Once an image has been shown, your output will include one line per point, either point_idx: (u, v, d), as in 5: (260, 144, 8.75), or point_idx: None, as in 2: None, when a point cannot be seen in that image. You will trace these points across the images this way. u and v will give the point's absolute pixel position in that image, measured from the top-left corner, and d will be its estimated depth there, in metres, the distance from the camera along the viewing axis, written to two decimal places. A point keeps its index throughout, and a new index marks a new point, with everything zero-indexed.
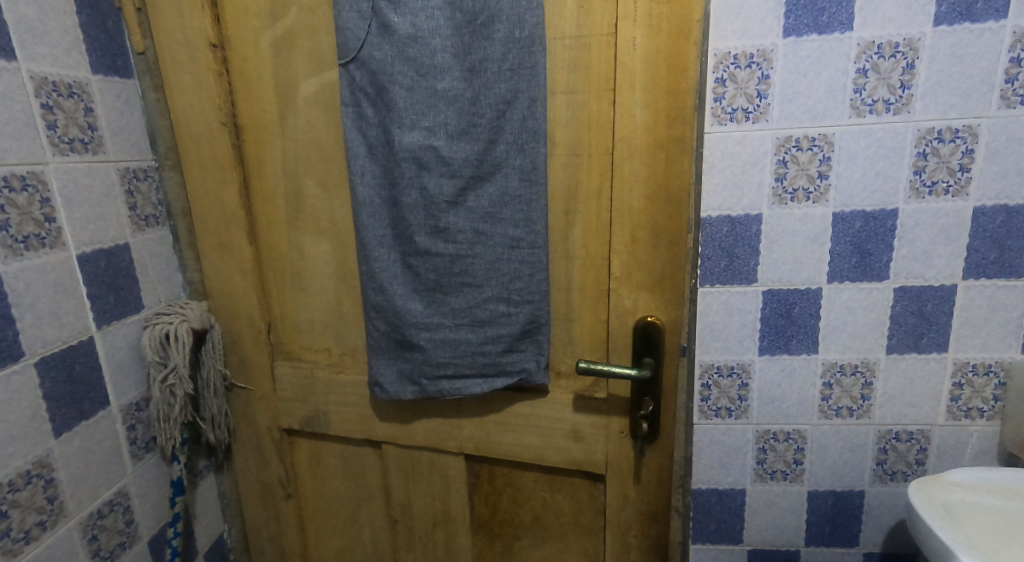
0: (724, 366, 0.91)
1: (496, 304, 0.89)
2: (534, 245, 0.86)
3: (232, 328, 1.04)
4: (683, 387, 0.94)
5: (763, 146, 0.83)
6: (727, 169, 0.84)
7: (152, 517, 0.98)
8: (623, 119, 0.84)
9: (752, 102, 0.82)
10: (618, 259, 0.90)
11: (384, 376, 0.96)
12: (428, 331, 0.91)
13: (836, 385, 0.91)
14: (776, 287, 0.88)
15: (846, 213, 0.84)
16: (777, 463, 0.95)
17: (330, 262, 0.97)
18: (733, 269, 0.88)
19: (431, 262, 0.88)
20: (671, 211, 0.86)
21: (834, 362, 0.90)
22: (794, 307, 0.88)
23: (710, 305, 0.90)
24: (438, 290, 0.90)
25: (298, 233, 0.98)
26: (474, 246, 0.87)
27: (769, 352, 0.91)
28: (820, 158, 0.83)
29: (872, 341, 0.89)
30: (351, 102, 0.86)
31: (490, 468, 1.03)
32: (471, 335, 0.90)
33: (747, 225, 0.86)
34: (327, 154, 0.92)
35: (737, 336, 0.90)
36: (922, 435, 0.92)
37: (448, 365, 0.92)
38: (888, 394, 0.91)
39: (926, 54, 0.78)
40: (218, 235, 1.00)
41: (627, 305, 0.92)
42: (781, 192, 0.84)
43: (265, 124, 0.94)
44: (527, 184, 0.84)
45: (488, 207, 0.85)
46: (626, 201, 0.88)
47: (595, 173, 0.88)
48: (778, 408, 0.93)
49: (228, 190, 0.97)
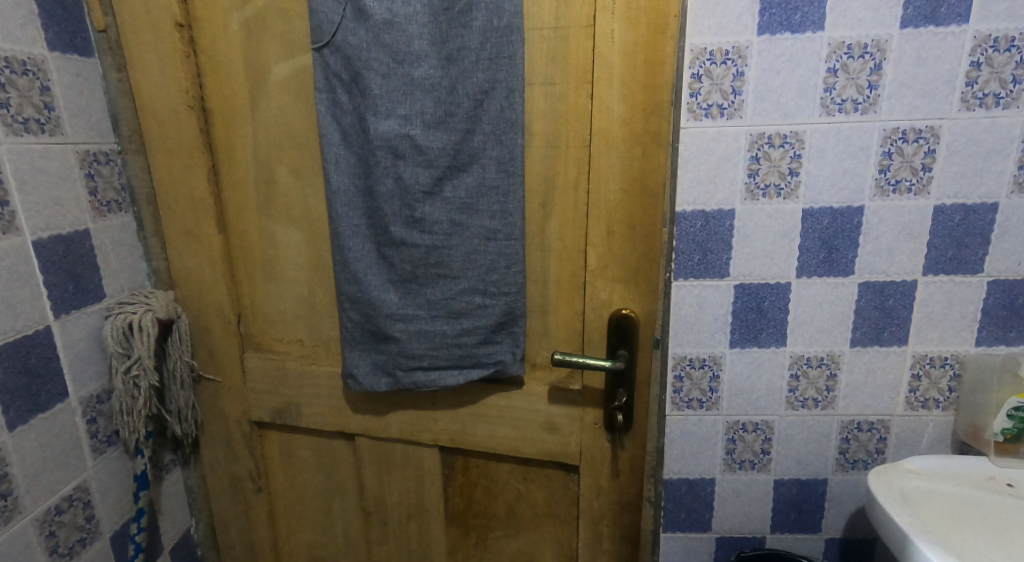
0: (697, 359, 0.99)
1: (472, 295, 0.88)
2: (510, 237, 0.86)
3: (201, 319, 1.01)
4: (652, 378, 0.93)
5: (738, 142, 0.88)
6: (702, 165, 0.89)
7: (114, 512, 0.95)
8: (600, 112, 0.83)
9: (727, 99, 0.86)
10: (594, 251, 0.88)
11: (357, 368, 0.94)
12: (402, 323, 0.90)
13: (802, 376, 0.99)
14: (746, 281, 0.95)
15: (815, 209, 0.90)
16: (745, 453, 1.03)
17: (303, 252, 0.96)
18: (707, 263, 0.94)
19: (406, 253, 0.88)
20: (647, 205, 0.85)
21: (802, 354, 0.98)
22: (764, 301, 0.96)
23: (683, 298, 0.96)
24: (413, 281, 0.89)
25: (270, 222, 0.96)
26: (450, 237, 0.86)
27: (740, 345, 0.98)
28: (791, 155, 0.88)
29: (838, 335, 0.97)
30: (325, 88, 0.84)
31: (464, 460, 1.02)
32: (447, 327, 0.90)
33: (721, 219, 0.91)
34: (300, 141, 0.90)
35: (709, 329, 0.97)
36: (882, 425, 1.00)
37: (422, 356, 0.91)
38: (851, 385, 0.99)
39: (892, 55, 0.83)
40: (186, 222, 0.97)
41: (603, 298, 0.89)
42: (753, 188, 0.90)
43: (236, 108, 0.91)
44: (504, 175, 0.83)
45: (465, 198, 0.84)
46: (603, 194, 0.86)
47: (573, 166, 0.87)
48: (747, 398, 1.01)
49: (196, 176, 0.94)
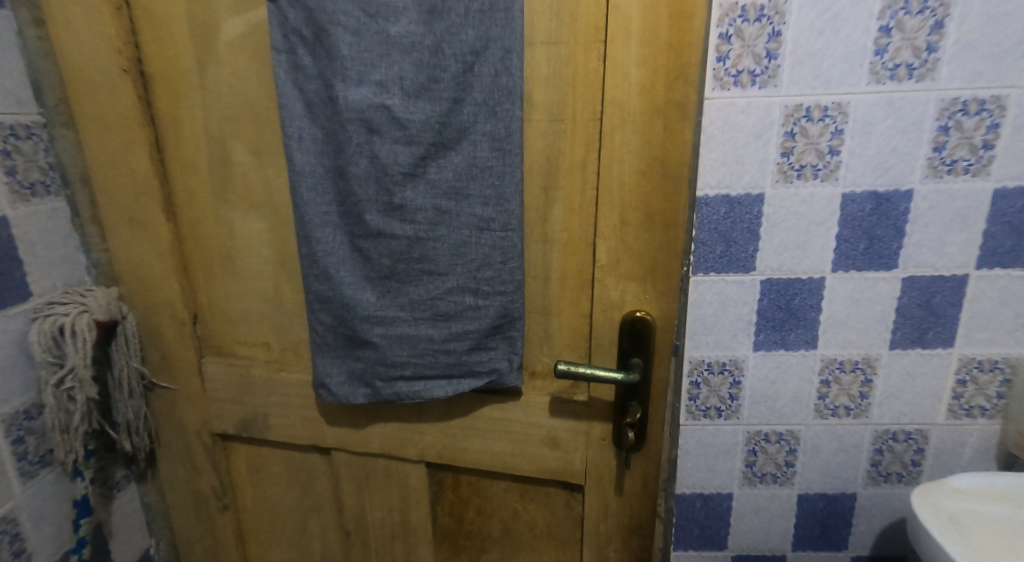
0: (715, 363, 0.88)
1: (462, 295, 0.76)
2: (506, 227, 0.72)
3: (151, 319, 0.88)
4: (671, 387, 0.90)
5: (771, 115, 0.76)
6: (728, 142, 0.77)
7: (50, 542, 0.83)
8: (614, 77, 0.70)
9: (759, 64, 0.74)
10: (605, 245, 0.74)
11: (330, 378, 0.81)
12: (381, 327, 0.78)
13: (833, 382, 0.88)
14: (775, 276, 0.84)
15: (855, 194, 0.79)
16: (767, 465, 0.92)
17: (268, 243, 0.83)
18: (730, 256, 0.83)
19: (384, 245, 0.75)
20: (669, 189, 0.72)
21: (833, 358, 0.87)
22: (793, 299, 0.85)
23: (703, 294, 0.85)
24: (393, 278, 0.76)
25: (227, 208, 0.82)
26: (436, 227, 0.73)
27: (764, 347, 0.88)
28: (832, 130, 0.76)
29: (875, 336, 0.86)
30: (283, 47, 0.70)
31: (454, 476, 0.91)
32: (434, 332, 0.77)
33: (747, 206, 0.80)
34: (259, 112, 0.77)
35: (730, 330, 0.87)
36: (921, 435, 0.89)
37: (405, 365, 0.79)
38: (888, 391, 0.88)
39: (957, 11, 0.71)
40: (128, 208, 0.83)
41: (614, 299, 0.76)
42: (786, 168, 0.78)
43: (181, 73, 0.77)
44: (499, 154, 0.70)
45: (453, 180, 0.71)
46: (616, 177, 0.72)
47: (580, 142, 0.73)
48: (770, 406, 0.90)
49: (137, 153, 0.80)
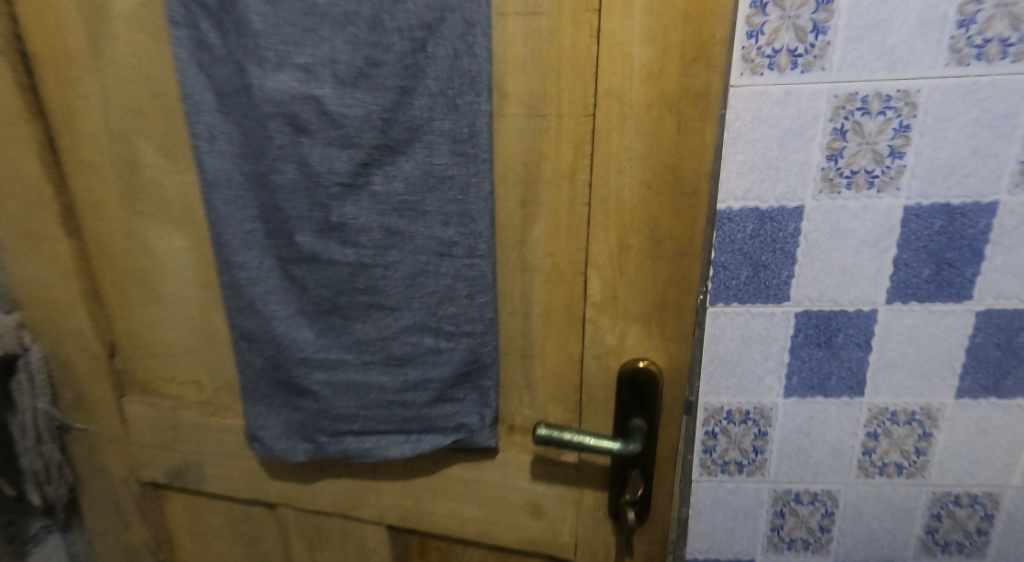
0: (737, 411, 0.73)
1: (421, 335, 0.61)
2: (473, 253, 0.57)
3: (61, 351, 0.74)
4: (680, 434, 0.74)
5: (817, 107, 0.60)
6: (761, 141, 0.61)
7: None
8: (612, 56, 0.53)
9: (804, 41, 0.58)
10: (599, 277, 0.60)
11: (266, 430, 0.68)
12: (323, 372, 0.63)
13: (883, 435, 0.72)
14: (816, 307, 0.68)
15: (923, 206, 0.62)
16: (797, 530, 0.78)
17: (190, 265, 0.68)
18: (759, 282, 0.67)
19: (323, 273, 0.59)
20: (682, 207, 0.56)
21: (884, 407, 0.71)
22: (836, 336, 0.69)
23: (723, 328, 0.69)
24: (335, 313, 0.61)
25: (139, 222, 0.67)
26: (386, 252, 0.58)
27: (797, 394, 0.72)
28: (897, 126, 0.60)
29: (938, 384, 0.69)
30: (182, 18, 0.53)
31: (421, 540, 0.76)
32: (386, 379, 0.62)
33: (783, 221, 0.64)
34: (167, 104, 0.61)
35: (756, 372, 0.71)
36: (989, 500, 0.74)
37: (353, 418, 0.65)
38: (951, 448, 0.72)
39: None
40: (22, 220, 0.68)
41: (612, 343, 0.62)
42: (834, 175, 0.62)
43: (70, 53, 0.61)
44: (462, 160, 0.54)
45: (404, 193, 0.55)
46: (614, 189, 0.57)
47: (568, 143, 0.56)
48: (803, 463, 0.75)
49: (26, 154, 0.65)
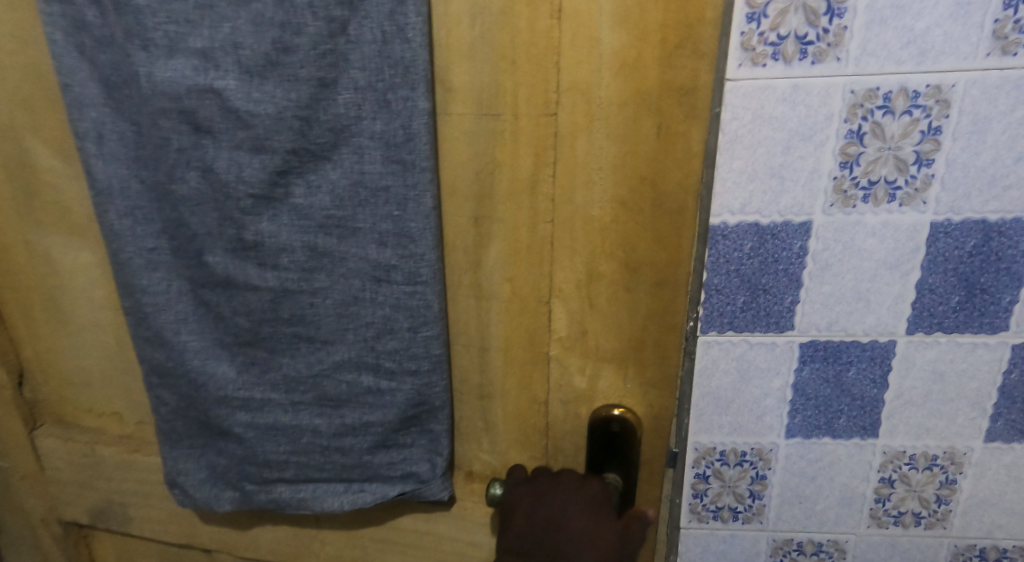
0: (732, 453, 0.63)
1: (352, 372, 0.57)
2: (414, 279, 0.52)
3: None
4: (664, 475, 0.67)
5: (829, 105, 0.50)
6: (763, 145, 0.52)
7: None
8: (581, 63, 0.51)
9: (815, 25, 0.48)
10: (565, 305, 0.61)
11: (188, 476, 0.66)
12: (248, 413, 0.61)
13: (899, 482, 0.63)
14: (824, 337, 0.58)
15: (953, 223, 0.53)
16: None
17: (97, 291, 0.66)
18: (759, 309, 0.57)
19: (239, 301, 0.56)
20: (654, 231, 0.56)
21: (900, 451, 0.62)
22: (846, 369, 0.59)
23: (717, 361, 0.60)
24: (256, 347, 0.58)
25: (44, 245, 0.65)
26: (313, 279, 0.53)
27: (801, 434, 0.62)
28: (925, 127, 0.50)
29: (965, 425, 0.60)
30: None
31: None
32: (320, 424, 0.60)
33: (786, 240, 0.55)
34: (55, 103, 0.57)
35: (754, 409, 0.61)
36: (1020, 555, 0.64)
37: (285, 465, 0.63)
38: (978, 497, 0.63)
39: None
40: None
41: (580, 384, 0.65)
42: (847, 185, 0.52)
43: None
44: (397, 169, 0.48)
45: (330, 208, 0.50)
46: (580, 210, 0.57)
47: (529, 153, 0.55)
48: (808, 511, 0.65)
49: None
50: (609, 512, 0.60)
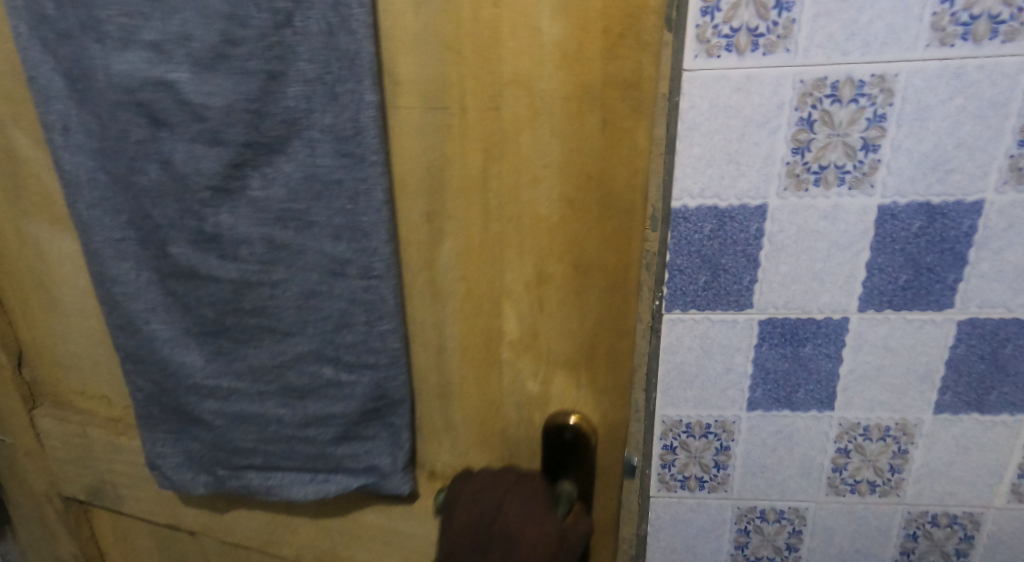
0: (697, 425, 0.67)
1: (315, 366, 0.62)
2: (369, 274, 0.57)
3: None
4: (634, 447, 0.70)
5: (780, 94, 0.53)
6: (719, 132, 0.55)
7: None
8: (522, 65, 0.55)
9: (765, 18, 0.51)
10: (516, 304, 0.66)
11: (165, 459, 0.72)
12: (214, 401, 0.67)
13: (854, 451, 0.67)
14: (781, 315, 0.61)
15: (899, 206, 0.56)
16: (763, 548, 0.72)
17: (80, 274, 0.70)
18: (719, 288, 0.61)
19: (203, 291, 0.61)
20: (601, 228, 0.61)
21: (855, 423, 0.65)
22: (803, 345, 0.62)
23: (681, 338, 0.63)
24: (223, 336, 0.63)
25: (35, 237, 0.70)
26: (270, 271, 0.59)
27: (762, 407, 0.66)
28: (870, 115, 0.53)
29: (916, 397, 0.63)
30: None
31: None
32: (285, 414, 0.65)
33: (743, 222, 0.58)
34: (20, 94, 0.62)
35: (717, 383, 0.65)
36: (970, 521, 0.68)
37: (253, 452, 0.69)
38: (929, 466, 0.66)
39: None
40: None
41: (531, 383, 0.70)
42: (800, 170, 0.56)
43: None
44: (346, 162, 0.52)
45: (282, 199, 0.55)
46: (528, 207, 0.61)
47: (478, 148, 0.60)
48: (770, 480, 0.69)
49: None
50: (544, 514, 0.63)
